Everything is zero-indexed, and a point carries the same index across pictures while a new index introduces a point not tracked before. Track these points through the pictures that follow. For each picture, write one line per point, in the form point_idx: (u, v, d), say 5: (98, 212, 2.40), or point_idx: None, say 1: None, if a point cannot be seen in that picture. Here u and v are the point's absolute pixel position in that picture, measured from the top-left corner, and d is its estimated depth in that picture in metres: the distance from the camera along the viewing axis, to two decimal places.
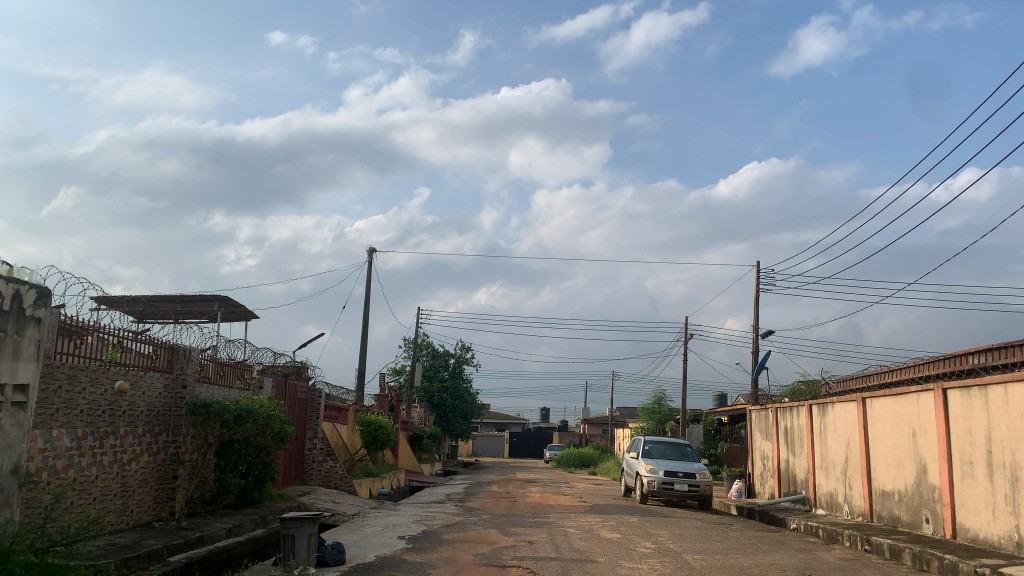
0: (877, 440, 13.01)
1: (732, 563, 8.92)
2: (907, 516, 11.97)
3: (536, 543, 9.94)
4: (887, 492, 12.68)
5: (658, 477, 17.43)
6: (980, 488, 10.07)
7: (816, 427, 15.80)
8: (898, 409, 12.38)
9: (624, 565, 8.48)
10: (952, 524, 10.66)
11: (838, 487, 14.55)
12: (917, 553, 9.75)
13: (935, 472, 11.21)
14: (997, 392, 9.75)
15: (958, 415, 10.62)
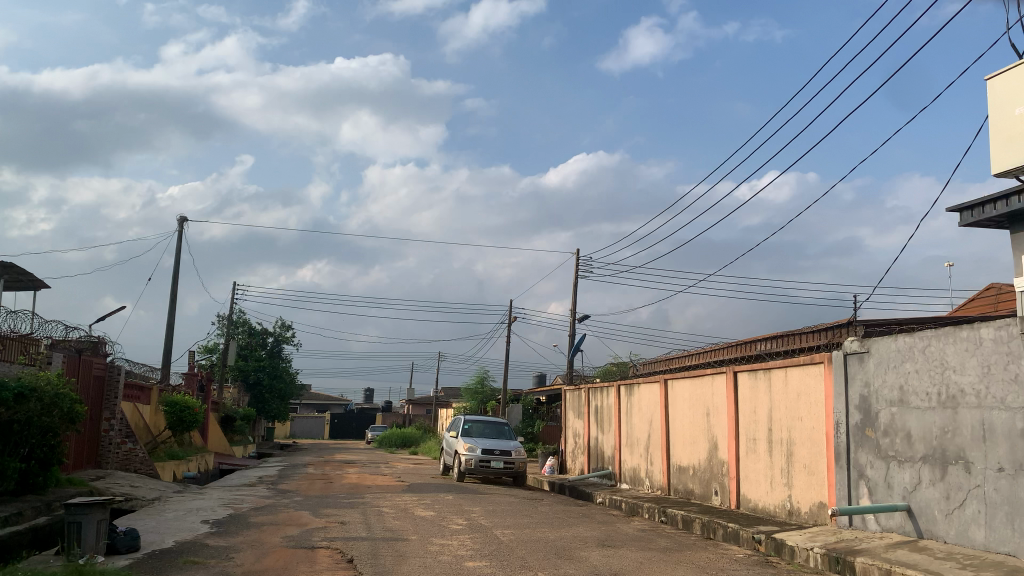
0: (676, 418, 13.99)
1: (538, 536, 9.27)
2: (699, 489, 12.99)
3: (348, 523, 9.83)
4: (682, 467, 13.67)
5: (475, 454, 17.74)
6: (761, 462, 11.08)
7: (623, 407, 16.75)
8: (695, 390, 13.37)
9: (434, 542, 8.58)
10: (736, 495, 11.68)
11: (641, 463, 15.52)
12: (705, 522, 10.62)
13: (724, 448, 12.23)
14: (778, 375, 10.78)
15: (745, 396, 11.62)
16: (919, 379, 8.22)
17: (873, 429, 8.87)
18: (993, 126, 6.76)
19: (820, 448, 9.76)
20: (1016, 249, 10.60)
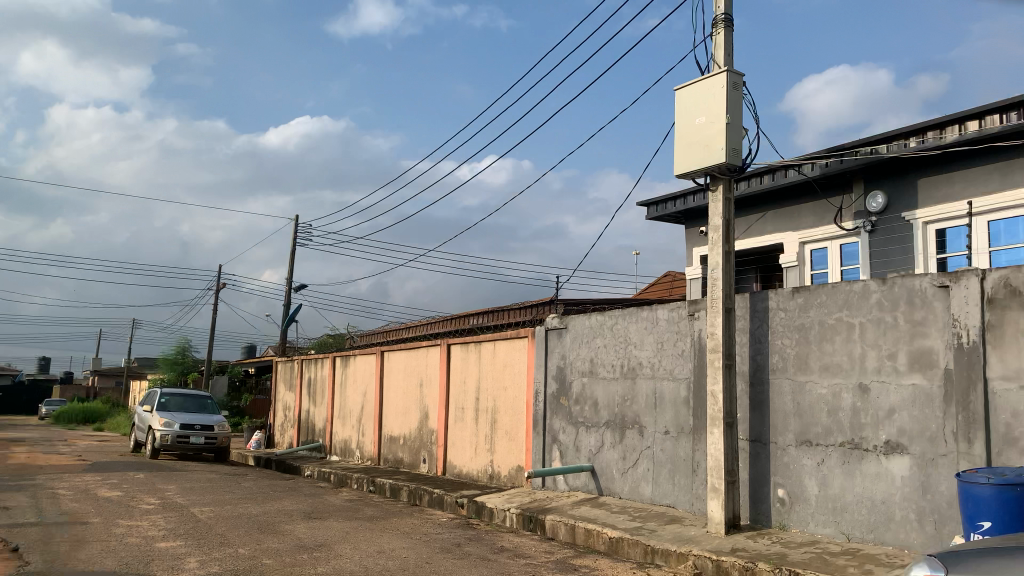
0: (389, 389, 14.17)
1: (240, 512, 8.87)
2: (408, 458, 13.30)
3: (12, 508, 8.61)
4: (393, 437, 13.89)
5: (172, 429, 16.49)
6: (467, 430, 11.62)
7: (337, 378, 16.58)
8: (409, 361, 13.63)
9: (119, 524, 7.83)
10: (443, 462, 12.15)
11: (352, 434, 15.51)
12: (412, 489, 10.91)
13: (434, 418, 12.64)
14: (487, 348, 11.36)
15: (456, 367, 12.10)
16: (607, 353, 9.12)
17: (566, 398, 9.71)
18: (678, 131, 7.67)
19: (520, 416, 10.48)
20: (689, 242, 12.18)
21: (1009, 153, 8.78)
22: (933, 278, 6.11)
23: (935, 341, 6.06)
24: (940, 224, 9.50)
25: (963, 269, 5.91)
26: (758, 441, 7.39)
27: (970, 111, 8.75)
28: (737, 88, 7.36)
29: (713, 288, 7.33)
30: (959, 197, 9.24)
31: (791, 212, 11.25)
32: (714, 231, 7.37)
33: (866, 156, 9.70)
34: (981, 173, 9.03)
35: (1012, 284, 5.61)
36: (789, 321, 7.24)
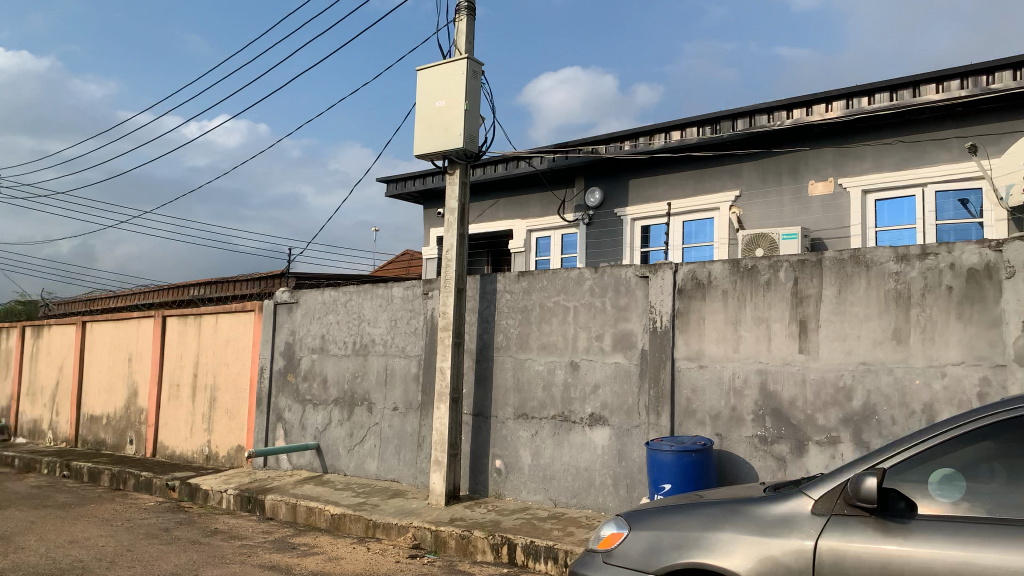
0: (92, 364, 12.79)
1: None
2: (111, 439, 12.13)
3: None
4: (94, 417, 12.58)
5: None
6: (183, 408, 10.87)
7: (26, 351, 14.63)
8: (117, 334, 12.41)
9: None
10: (153, 443, 11.25)
11: (43, 414, 13.79)
12: (114, 473, 9.97)
13: (144, 395, 11.65)
14: (209, 321, 10.70)
15: (173, 341, 11.24)
16: (338, 329, 9.01)
17: (293, 374, 9.44)
18: (418, 113, 7.75)
19: (243, 393, 10.02)
20: (425, 222, 12.40)
21: (702, 162, 10.02)
22: (636, 269, 6.80)
23: (635, 324, 6.77)
24: (645, 221, 10.61)
25: (660, 263, 6.66)
26: (480, 415, 7.75)
27: (674, 121, 9.81)
28: (476, 76, 7.60)
29: (445, 269, 7.53)
30: (661, 198, 10.37)
31: (520, 201, 11.88)
32: (448, 213, 7.58)
33: (587, 153, 10.51)
34: (680, 177, 10.21)
35: (697, 277, 6.43)
36: (514, 303, 7.66)
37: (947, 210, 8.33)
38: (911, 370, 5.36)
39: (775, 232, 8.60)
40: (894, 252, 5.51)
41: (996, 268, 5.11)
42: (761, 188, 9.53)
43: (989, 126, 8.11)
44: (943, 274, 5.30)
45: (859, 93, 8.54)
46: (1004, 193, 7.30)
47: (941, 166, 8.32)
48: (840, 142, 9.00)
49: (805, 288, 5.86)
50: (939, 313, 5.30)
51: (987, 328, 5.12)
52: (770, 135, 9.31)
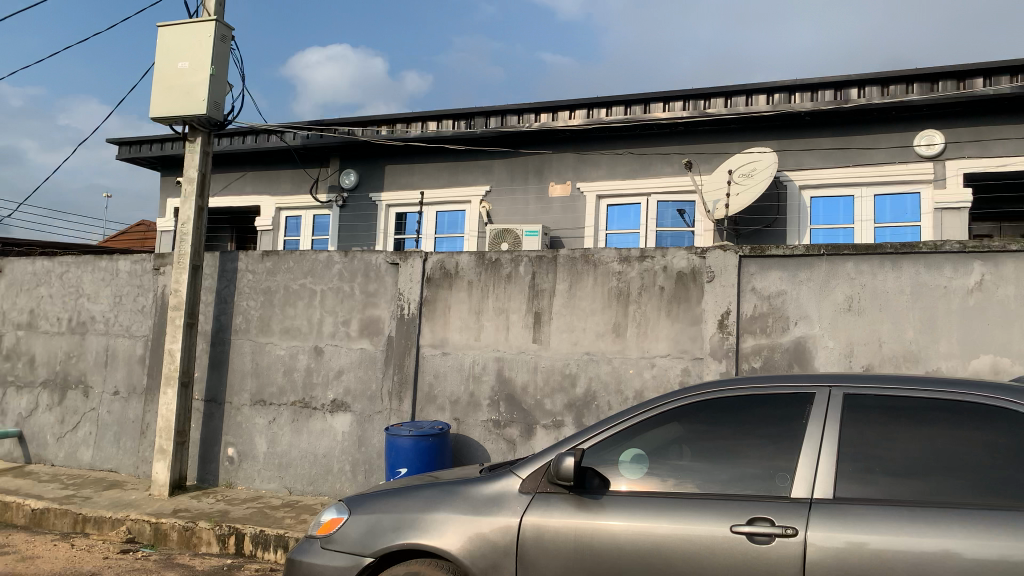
0: None
1: None
2: None
3: None
4: None
5: None
6: None
7: None
8: None
9: None
10: None
11: None
12: None
13: None
14: None
15: None
16: (50, 304, 8.07)
17: None
18: (157, 73, 7.14)
19: None
20: (163, 191, 11.48)
21: (457, 155, 10.26)
22: (385, 256, 6.82)
23: (381, 311, 6.78)
24: (398, 208, 10.63)
25: (409, 250, 6.73)
26: (214, 401, 7.34)
27: (431, 112, 10.07)
28: (225, 41, 7.16)
29: (181, 243, 7.03)
30: (416, 186, 10.47)
31: (271, 176, 11.39)
32: (187, 183, 7.08)
33: (344, 135, 10.33)
34: (435, 168, 10.37)
35: (444, 267, 6.58)
36: (257, 284, 7.34)
37: (667, 218, 9.26)
38: (627, 361, 5.90)
39: (519, 228, 9.05)
40: (619, 253, 6.02)
41: (700, 272, 5.77)
42: (510, 185, 9.95)
43: (706, 146, 9.14)
44: (657, 276, 5.88)
45: (600, 105, 9.29)
46: (711, 207, 8.23)
47: (665, 179, 9.23)
48: (582, 148, 9.64)
49: (542, 282, 6.23)
50: (653, 310, 5.88)
51: (690, 325, 5.76)
52: (519, 135, 9.77)
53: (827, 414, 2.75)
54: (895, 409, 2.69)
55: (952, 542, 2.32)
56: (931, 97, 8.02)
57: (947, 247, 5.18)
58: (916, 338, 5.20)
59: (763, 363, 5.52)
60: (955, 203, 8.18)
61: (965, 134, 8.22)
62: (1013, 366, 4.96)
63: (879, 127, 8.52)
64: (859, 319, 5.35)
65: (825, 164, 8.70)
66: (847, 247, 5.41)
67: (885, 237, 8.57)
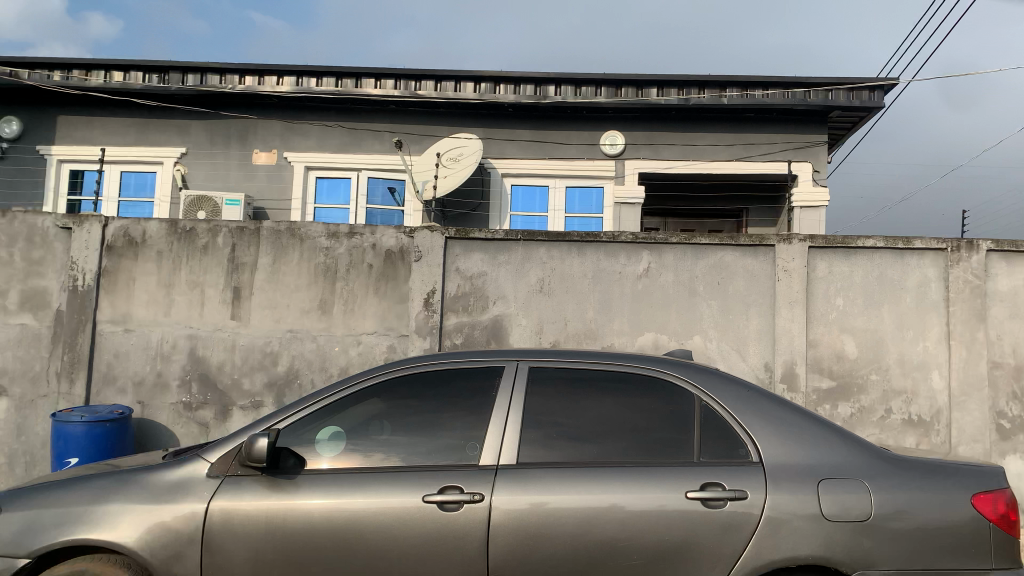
0: None
1: None
2: None
3: None
4: None
5: None
6: None
7: None
8: None
9: None
10: None
11: None
12: None
13: None
14: None
15: None
16: None
17: None
18: None
19: None
20: None
21: (147, 112, 9.34)
22: (56, 219, 6.00)
23: (50, 282, 5.98)
24: (74, 165, 9.44)
25: (87, 214, 5.99)
26: None
27: (117, 61, 9.07)
28: None
29: None
30: (96, 143, 9.35)
31: None
32: None
33: (4, 76, 8.89)
34: (120, 124, 9.34)
35: (129, 234, 5.96)
36: None
37: (378, 196, 9.30)
38: (331, 338, 5.83)
39: (218, 197, 8.49)
40: (326, 228, 5.90)
41: (407, 251, 5.87)
42: (208, 150, 9.29)
43: (414, 127, 9.29)
44: (365, 253, 5.87)
45: (310, 73, 9.04)
46: (420, 189, 8.39)
47: (375, 156, 9.27)
48: (290, 117, 9.29)
49: (243, 255, 5.91)
50: (359, 288, 5.86)
51: (396, 302, 5.84)
52: (220, 97, 9.16)
53: (514, 387, 2.95)
54: (572, 381, 2.98)
55: (612, 497, 2.61)
56: (615, 101, 8.92)
57: (622, 238, 5.81)
58: (595, 317, 5.78)
59: (463, 341, 5.77)
60: (632, 198, 9.19)
61: (641, 137, 9.25)
62: (669, 341, 5.71)
63: (572, 124, 9.28)
64: (549, 300, 5.81)
65: (524, 154, 9.29)
66: (540, 233, 5.83)
67: (574, 226, 9.38)
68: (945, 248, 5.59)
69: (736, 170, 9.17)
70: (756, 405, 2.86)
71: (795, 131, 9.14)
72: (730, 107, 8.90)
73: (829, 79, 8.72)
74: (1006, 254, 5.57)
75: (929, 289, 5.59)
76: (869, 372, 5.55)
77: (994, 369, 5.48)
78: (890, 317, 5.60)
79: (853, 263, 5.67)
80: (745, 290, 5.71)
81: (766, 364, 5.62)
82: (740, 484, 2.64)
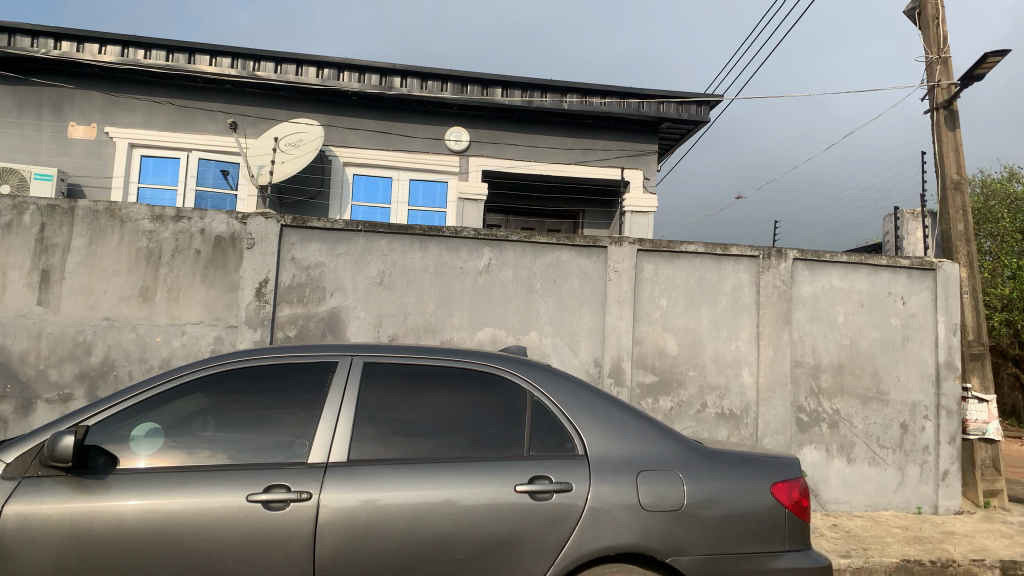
0: None
1: None
2: None
3: None
4: None
5: None
6: None
7: None
8: None
9: None
10: None
11: None
12: None
13: None
14: None
15: None
16: None
17: None
18: None
19: None
20: None
21: None
22: None
23: None
24: None
25: None
26: None
27: None
28: None
29: None
30: None
31: None
32: None
33: None
34: None
35: None
36: None
37: (208, 177, 8.85)
38: (153, 328, 5.48)
39: (26, 169, 7.75)
40: (150, 210, 5.54)
41: (239, 238, 5.61)
42: (16, 118, 8.46)
43: (252, 108, 8.90)
44: (193, 238, 5.56)
45: (137, 44, 8.44)
46: (256, 172, 8.02)
47: (208, 136, 8.79)
48: (112, 88, 8.62)
49: (53, 236, 5.44)
50: (186, 275, 5.55)
51: (226, 292, 5.58)
52: (30, 61, 8.36)
53: (348, 382, 2.91)
54: (408, 376, 2.98)
55: (443, 491, 2.64)
56: (461, 97, 8.97)
57: (463, 233, 5.85)
58: (434, 311, 5.79)
59: (298, 333, 5.61)
60: (474, 194, 9.29)
61: (485, 135, 9.36)
62: (506, 336, 5.83)
63: (417, 117, 9.24)
64: (388, 293, 5.76)
65: (368, 144, 9.14)
66: (382, 225, 5.77)
67: (417, 219, 9.34)
68: (757, 256, 6.07)
69: (575, 172, 9.49)
70: (584, 401, 2.98)
71: (630, 138, 9.58)
72: (570, 111, 9.20)
73: (662, 91, 9.21)
74: (809, 263, 6.13)
75: (742, 292, 6.05)
76: (688, 369, 5.92)
77: (796, 367, 6.02)
78: (709, 318, 6.01)
79: (677, 267, 6.03)
80: (579, 289, 5.93)
81: (596, 359, 5.87)
82: (566, 477, 2.75)
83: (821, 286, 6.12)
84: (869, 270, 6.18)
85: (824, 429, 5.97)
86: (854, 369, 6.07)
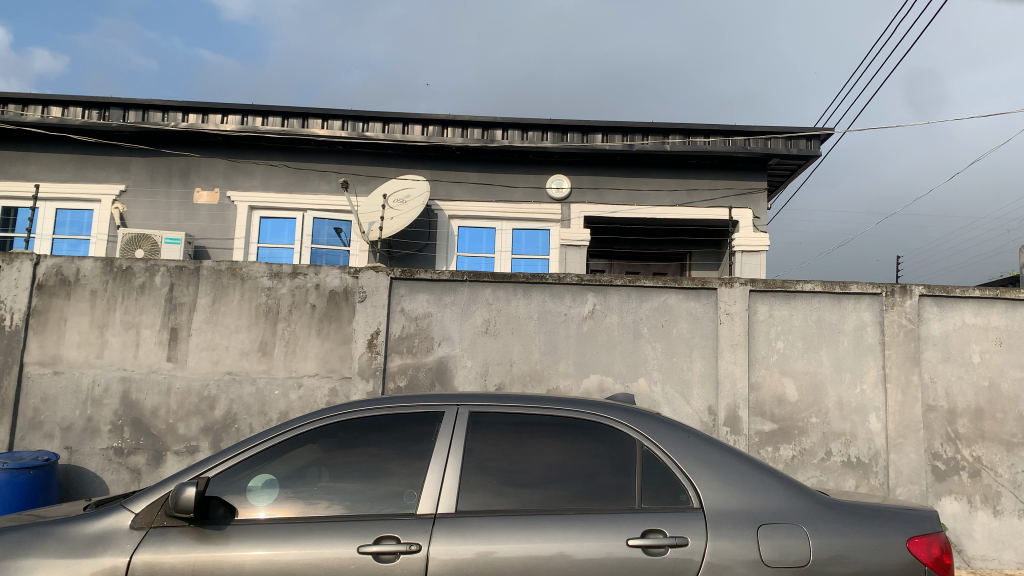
0: None
1: None
2: None
3: None
4: None
5: None
6: None
7: None
8: None
9: None
10: None
11: None
12: None
13: None
14: None
15: None
16: None
17: None
18: None
19: None
20: None
21: (86, 147, 9.15)
22: None
23: None
24: (7, 201, 9.23)
25: (17, 252, 5.84)
26: None
27: (54, 96, 8.91)
28: None
29: None
30: (32, 179, 9.11)
31: None
32: None
33: None
34: (56, 160, 9.11)
35: (62, 273, 5.79)
36: None
37: (323, 236, 9.23)
38: (272, 381, 5.69)
39: (157, 235, 8.33)
40: (268, 268, 5.81)
41: (351, 292, 5.80)
42: (149, 187, 9.12)
43: (361, 168, 9.28)
44: (308, 293, 5.79)
45: (256, 112, 8.98)
46: (367, 228, 8.33)
47: (321, 196, 9.20)
48: (234, 155, 9.19)
49: (180, 295, 5.77)
50: (302, 329, 5.76)
51: (339, 344, 5.75)
52: (162, 134, 9.03)
53: (454, 432, 2.91)
54: (515, 426, 2.94)
55: (553, 545, 2.56)
56: (561, 146, 9.05)
57: (567, 280, 5.84)
58: (540, 359, 5.76)
59: (407, 383, 5.68)
60: (578, 241, 9.28)
61: (587, 181, 9.39)
62: (614, 384, 5.72)
63: (520, 167, 9.37)
64: (494, 341, 5.78)
65: (472, 197, 9.33)
66: (486, 275, 5.83)
67: (520, 268, 9.40)
68: (880, 293, 5.75)
69: (680, 214, 9.34)
70: (698, 450, 2.86)
71: (737, 177, 9.37)
72: (673, 153, 9.10)
73: (768, 128, 8.99)
74: (937, 299, 5.75)
75: (865, 332, 5.73)
76: (809, 416, 5.62)
77: (928, 412, 5.62)
78: (830, 360, 5.71)
79: (792, 307, 5.78)
80: (688, 333, 5.78)
81: (710, 407, 5.66)
82: (681, 531, 2.63)
83: (952, 324, 5.72)
84: (1006, 304, 5.74)
85: (964, 479, 5.51)
86: (995, 413, 5.61)
